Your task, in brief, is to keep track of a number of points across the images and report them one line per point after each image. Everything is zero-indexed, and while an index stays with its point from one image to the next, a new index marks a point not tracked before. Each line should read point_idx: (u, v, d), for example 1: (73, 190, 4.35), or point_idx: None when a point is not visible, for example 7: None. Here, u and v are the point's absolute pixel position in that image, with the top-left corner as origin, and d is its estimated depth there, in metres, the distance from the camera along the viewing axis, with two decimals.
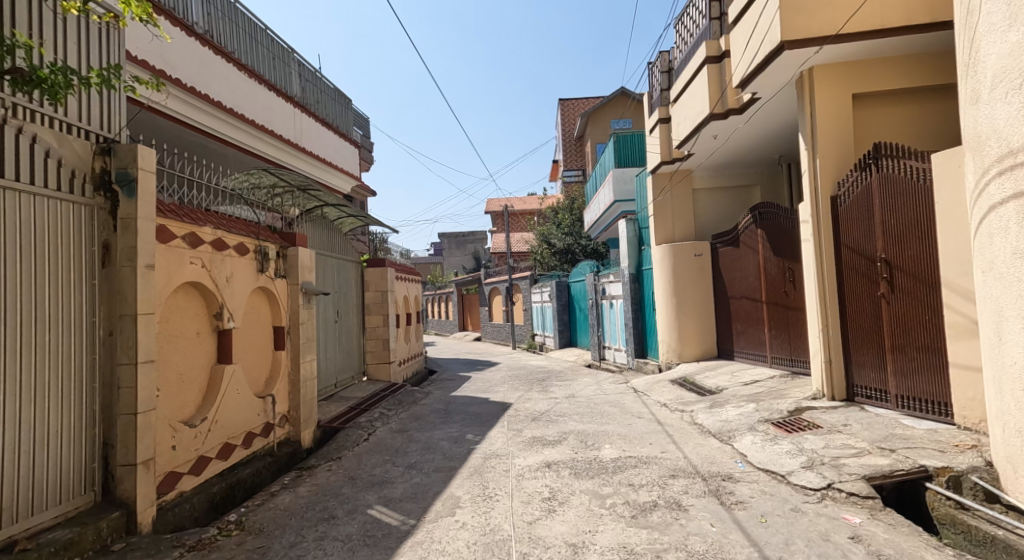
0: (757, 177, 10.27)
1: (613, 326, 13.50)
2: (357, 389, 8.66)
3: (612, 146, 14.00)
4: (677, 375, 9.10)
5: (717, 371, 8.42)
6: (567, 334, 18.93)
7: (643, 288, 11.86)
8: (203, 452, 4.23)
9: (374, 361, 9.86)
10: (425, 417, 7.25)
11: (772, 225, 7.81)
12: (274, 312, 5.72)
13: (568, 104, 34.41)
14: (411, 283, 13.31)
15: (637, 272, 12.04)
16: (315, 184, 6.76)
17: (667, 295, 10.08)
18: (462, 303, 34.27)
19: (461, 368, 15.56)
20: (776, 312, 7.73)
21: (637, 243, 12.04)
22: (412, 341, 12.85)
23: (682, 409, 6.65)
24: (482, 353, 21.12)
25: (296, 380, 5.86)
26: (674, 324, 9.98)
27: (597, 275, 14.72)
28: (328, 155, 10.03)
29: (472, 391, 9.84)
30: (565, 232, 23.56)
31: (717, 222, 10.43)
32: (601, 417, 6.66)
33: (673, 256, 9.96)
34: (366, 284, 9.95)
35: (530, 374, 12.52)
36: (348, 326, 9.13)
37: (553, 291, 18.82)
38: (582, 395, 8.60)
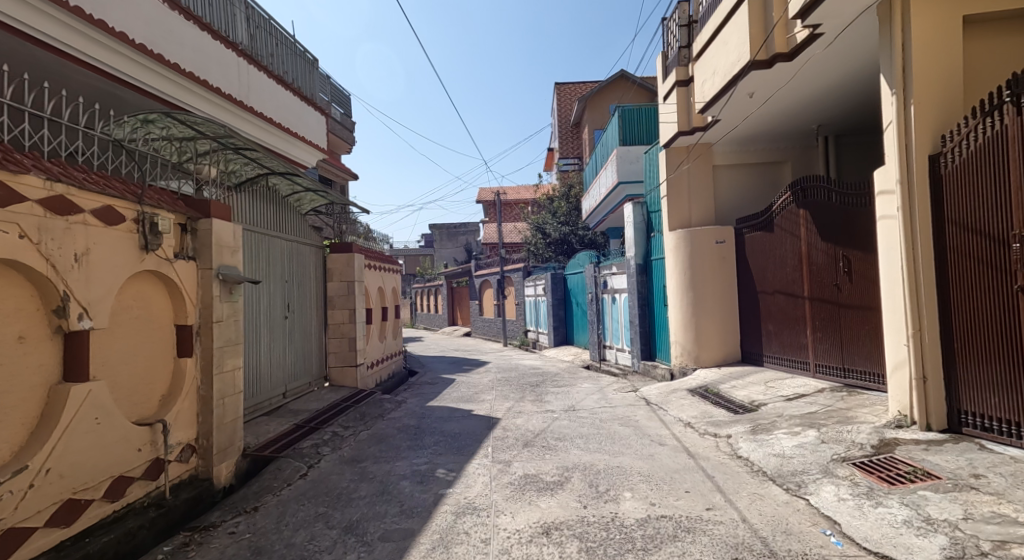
0: (788, 152, 8.88)
1: (615, 323, 12.11)
2: (313, 399, 7.18)
3: (616, 122, 12.53)
4: (695, 383, 7.71)
5: (745, 380, 7.05)
6: (562, 331, 17.52)
7: (651, 280, 10.48)
8: (15, 522, 2.74)
9: (339, 364, 8.39)
10: (390, 438, 5.79)
11: (818, 203, 6.43)
12: (176, 304, 4.24)
13: (566, 90, 32.91)
14: (389, 273, 11.83)
15: (645, 262, 10.65)
16: (248, 142, 5.28)
17: (682, 289, 8.71)
18: (451, 297, 32.85)
19: (446, 367, 14.11)
20: (823, 310, 6.35)
21: (645, 230, 10.64)
22: (389, 339, 11.38)
23: (714, 434, 5.24)
24: (471, 351, 19.69)
25: (207, 397, 4.39)
26: (690, 323, 8.62)
27: (598, 266, 13.30)
28: (284, 118, 8.53)
29: (454, 400, 8.40)
30: (561, 222, 22.08)
31: (740, 204, 9.03)
32: (612, 442, 5.24)
33: (690, 243, 8.57)
34: (329, 273, 8.47)
35: (522, 377, 11.09)
36: (304, 322, 7.65)
37: (548, 284, 17.37)
38: (584, 407, 7.20)
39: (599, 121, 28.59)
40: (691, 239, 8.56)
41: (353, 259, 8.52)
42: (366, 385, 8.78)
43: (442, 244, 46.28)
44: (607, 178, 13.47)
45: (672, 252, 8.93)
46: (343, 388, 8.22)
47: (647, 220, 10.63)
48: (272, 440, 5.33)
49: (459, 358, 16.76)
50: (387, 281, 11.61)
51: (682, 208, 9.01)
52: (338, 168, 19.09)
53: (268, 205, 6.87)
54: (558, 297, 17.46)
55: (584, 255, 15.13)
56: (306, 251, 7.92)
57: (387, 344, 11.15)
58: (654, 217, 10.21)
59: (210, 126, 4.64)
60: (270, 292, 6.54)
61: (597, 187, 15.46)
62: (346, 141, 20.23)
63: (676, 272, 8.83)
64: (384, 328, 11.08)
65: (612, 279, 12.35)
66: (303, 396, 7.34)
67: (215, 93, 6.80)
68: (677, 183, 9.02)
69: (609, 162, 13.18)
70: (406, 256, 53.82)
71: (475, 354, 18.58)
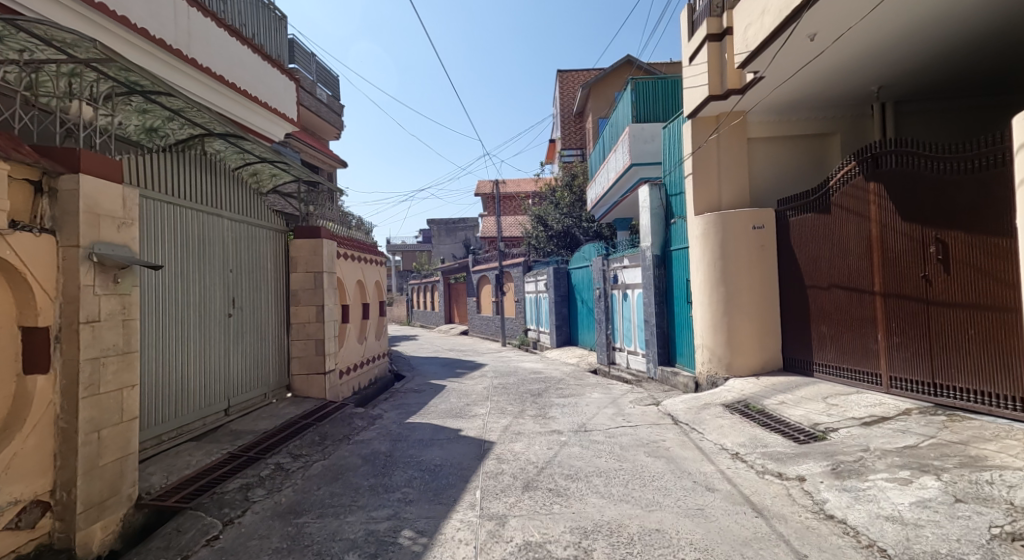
0: (837, 122, 7.55)
1: (627, 322, 10.81)
2: (265, 416, 5.84)
3: (629, 97, 11.19)
4: (731, 397, 6.38)
5: (797, 397, 5.72)
6: (566, 330, 16.20)
7: (670, 273, 9.19)
8: None
9: (303, 371, 7.06)
10: (349, 474, 4.46)
11: (896, 174, 5.13)
12: (17, 295, 2.91)
13: (568, 77, 31.57)
14: (373, 265, 10.51)
15: (663, 253, 9.36)
16: (158, 83, 3.97)
17: (712, 282, 7.40)
18: (449, 293, 31.59)
19: (438, 370, 12.79)
20: (904, 308, 5.04)
21: (663, 216, 9.33)
22: (371, 339, 10.08)
23: (779, 474, 3.92)
24: (468, 351, 18.40)
25: (68, 431, 3.03)
26: (721, 323, 7.30)
27: (607, 258, 11.96)
28: (238, 79, 7.22)
29: (441, 414, 7.07)
30: (564, 213, 20.74)
31: (778, 183, 7.71)
32: (641, 485, 3.92)
33: (721, 228, 7.25)
34: (293, 261, 7.14)
35: (522, 384, 9.77)
36: (258, 320, 6.33)
37: (551, 279, 16.05)
38: (597, 427, 5.87)
39: (603, 109, 27.26)
40: (723, 223, 7.25)
41: (322, 245, 7.20)
42: (337, 396, 7.46)
43: (440, 239, 44.93)
44: (618, 161, 12.13)
45: (699, 239, 7.62)
46: (307, 400, 6.88)
47: (667, 206, 9.33)
48: (186, 481, 3.98)
49: (452, 360, 15.44)
50: (369, 274, 10.27)
51: (711, 186, 7.70)
52: (325, 153, 17.80)
53: (205, 174, 5.54)
54: (561, 293, 16.15)
55: (590, 247, 13.79)
56: (262, 233, 6.61)
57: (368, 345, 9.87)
58: (675, 202, 8.92)
59: (85, 48, 3.31)
60: (203, 282, 5.23)
61: (606, 173, 14.11)
62: (334, 126, 18.92)
63: (704, 263, 7.51)
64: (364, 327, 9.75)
65: (623, 272, 11.02)
66: (253, 411, 6.02)
67: (141, 37, 5.52)
68: (705, 158, 7.70)
69: (620, 143, 11.83)
70: (404, 251, 52.50)
71: (472, 355, 17.28)
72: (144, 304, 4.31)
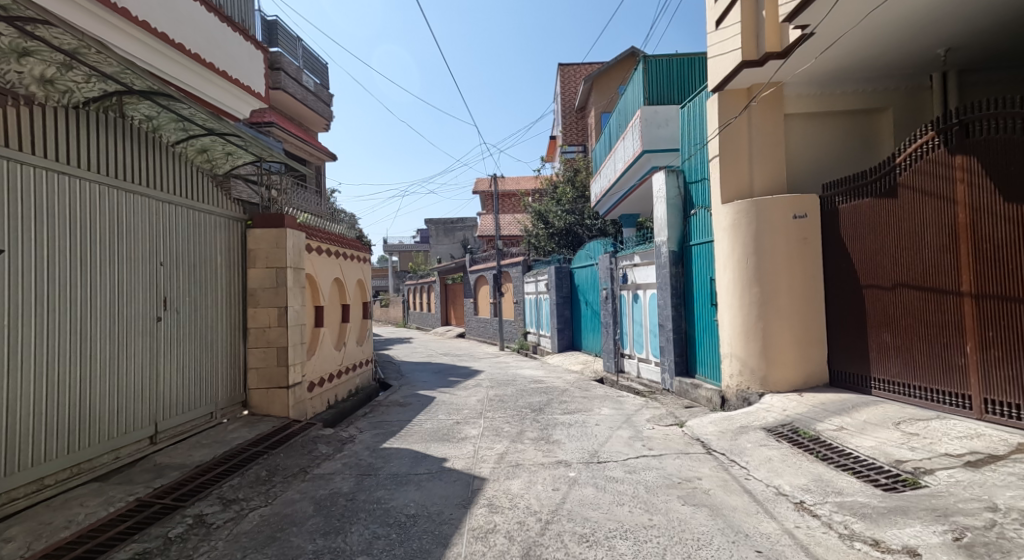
0: (889, 96, 6.49)
1: (638, 326, 9.75)
2: (205, 443, 4.75)
3: (640, 76, 10.14)
4: (773, 419, 5.30)
5: (860, 421, 4.65)
6: (568, 334, 15.15)
7: (688, 271, 8.15)
8: None
9: (263, 385, 5.98)
10: (293, 530, 3.38)
11: (995, 145, 4.08)
12: None
13: (569, 71, 30.55)
14: (354, 261, 9.43)
15: (680, 249, 8.32)
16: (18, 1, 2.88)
17: (744, 281, 6.34)
18: (445, 294, 30.56)
19: (429, 379, 11.72)
20: (1007, 314, 4.00)
21: (682, 207, 8.28)
22: (351, 344, 9.01)
23: (875, 541, 2.85)
24: (464, 355, 17.35)
25: None
26: (754, 328, 6.24)
27: (615, 256, 10.90)
28: (190, 40, 6.20)
29: (425, 436, 5.99)
30: (565, 210, 19.71)
31: (819, 166, 6.65)
32: (686, 557, 2.85)
33: (757, 219, 6.20)
34: (251, 255, 6.06)
35: (521, 396, 8.71)
36: (202, 323, 5.25)
37: (552, 279, 15.01)
38: (613, 458, 4.80)
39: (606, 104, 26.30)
40: (758, 212, 6.20)
41: (286, 236, 6.12)
42: (304, 413, 6.38)
43: (438, 239, 43.89)
44: (627, 149, 11.07)
45: (728, 231, 6.56)
46: (265, 419, 5.78)
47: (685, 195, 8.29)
48: (56, 549, 2.86)
49: (447, 366, 14.38)
50: (351, 272, 9.19)
51: (741, 170, 6.65)
52: (311, 145, 16.76)
53: (126, 143, 4.46)
54: (563, 295, 15.10)
55: (596, 244, 12.73)
56: (210, 221, 5.55)
57: (348, 352, 8.79)
58: (696, 190, 7.88)
59: None
60: (114, 277, 4.15)
61: (612, 164, 13.06)
62: (322, 116, 17.88)
63: (735, 259, 6.45)
64: (341, 331, 8.68)
65: (634, 271, 9.95)
66: (190, 436, 4.93)
67: None
68: (735, 137, 6.65)
69: (629, 128, 10.79)
70: (400, 252, 51.44)
71: (468, 360, 16.22)
72: (1, 300, 3.25)
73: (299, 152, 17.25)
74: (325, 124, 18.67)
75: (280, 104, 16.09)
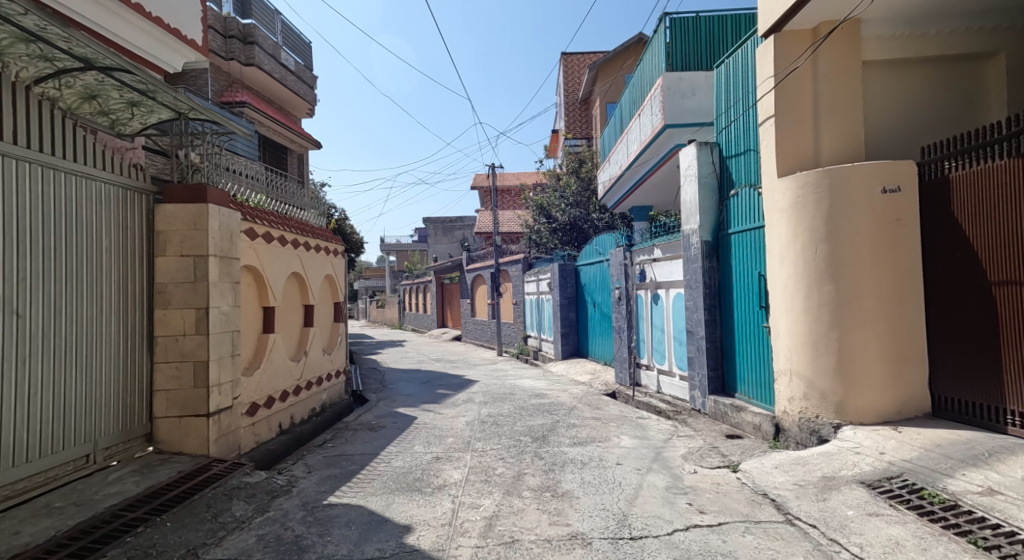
0: (1000, 37, 5.00)
1: (659, 332, 8.32)
2: (52, 510, 3.23)
3: (660, 40, 8.66)
4: (872, 467, 3.80)
5: (1021, 482, 3.14)
6: (573, 339, 13.67)
7: (725, 265, 6.68)
8: None
9: (175, 414, 4.47)
10: None
11: None
12: None
13: (573, 60, 29.05)
14: (323, 254, 7.95)
15: (715, 238, 6.84)
16: None
17: (812, 278, 4.85)
18: (441, 294, 29.05)
19: (415, 390, 10.23)
20: None
21: (717, 188, 6.79)
22: (317, 352, 7.54)
23: None
24: (459, 361, 15.83)
25: None
26: (827, 339, 4.75)
27: (630, 249, 9.40)
28: None
29: (391, 483, 4.48)
30: (569, 203, 18.23)
31: (906, 130, 5.16)
32: None
33: (832, 195, 4.70)
34: (160, 239, 4.56)
35: (519, 417, 7.19)
36: (68, 331, 3.74)
37: (556, 278, 13.57)
38: (652, 531, 3.30)
39: (611, 93, 25.01)
40: (832, 188, 4.71)
41: (209, 216, 4.61)
42: (236, 446, 4.90)
43: (437, 238, 42.42)
44: (644, 127, 9.61)
45: (788, 213, 5.08)
46: (172, 461, 4.28)
47: (720, 173, 6.81)
48: None
49: (437, 374, 12.91)
50: (318, 266, 7.69)
51: (805, 134, 5.18)
52: (291, 129, 15.34)
53: None
54: (568, 295, 13.65)
55: (605, 237, 11.27)
56: (95, 190, 4.07)
57: (312, 362, 7.32)
58: (737, 165, 6.41)
59: None
60: None
61: (624, 147, 11.58)
62: (305, 99, 16.46)
63: (799, 248, 4.96)
64: (302, 336, 7.20)
65: (654, 267, 8.47)
66: (40, 495, 3.43)
67: None
68: (796, 91, 5.18)
69: (646, 102, 9.32)
70: (396, 251, 49.99)
71: (461, 366, 14.74)
72: None
73: (279, 138, 15.83)
74: (309, 109, 17.26)
75: (257, 84, 14.68)
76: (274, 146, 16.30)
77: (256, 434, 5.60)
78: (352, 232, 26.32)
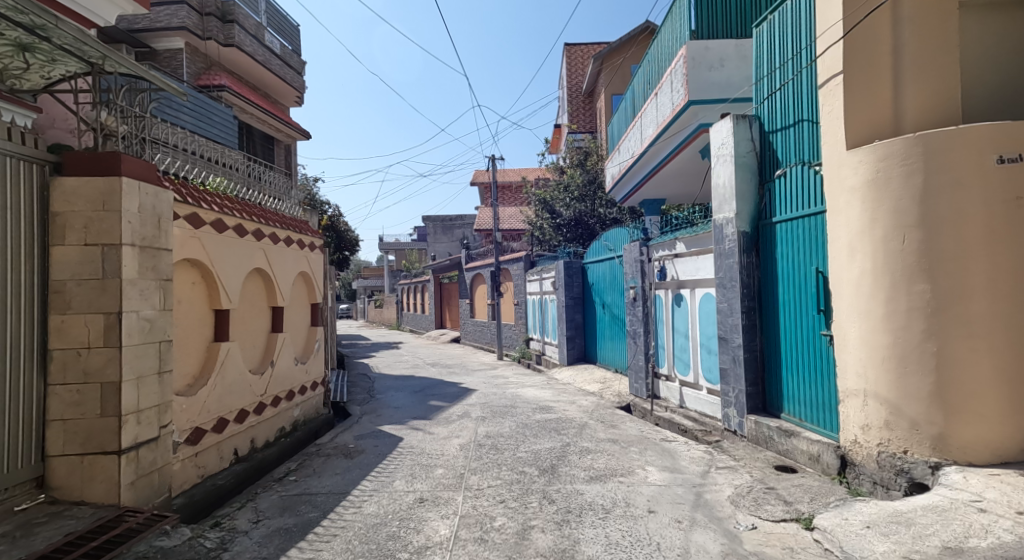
0: None
1: (683, 338, 7.30)
2: None
3: (682, 5, 7.62)
4: (1014, 536, 2.74)
5: None
6: (579, 343, 12.63)
7: (767, 260, 5.65)
8: None
9: (76, 451, 3.43)
10: None
11: None
12: None
13: (576, 52, 28.01)
14: (297, 248, 6.92)
15: (754, 229, 5.79)
16: None
17: (899, 275, 3.81)
18: (440, 294, 28.06)
19: (406, 402, 9.20)
20: None
21: (756, 169, 5.75)
22: (289, 360, 6.53)
23: None
24: (456, 366, 14.81)
25: None
26: (920, 354, 3.71)
27: (646, 244, 8.36)
28: None
29: (356, 542, 3.45)
30: (573, 198, 17.22)
31: (1009, 91, 4.12)
32: None
33: (928, 170, 3.67)
34: (58, 224, 3.50)
35: (523, 439, 6.18)
36: None
37: (561, 277, 12.56)
38: None
39: (616, 84, 23.97)
40: (928, 160, 3.68)
41: (124, 194, 3.57)
42: (166, 488, 3.86)
43: (437, 237, 41.34)
44: (663, 106, 8.56)
45: (865, 193, 4.03)
46: (64, 517, 3.23)
47: (760, 151, 5.77)
48: None
49: (432, 381, 11.89)
50: (289, 260, 6.65)
51: (882, 96, 4.14)
52: (276, 117, 14.36)
53: None
54: (574, 296, 12.61)
55: (618, 231, 10.24)
56: None
57: (281, 372, 6.29)
58: (783, 141, 5.36)
59: None
60: None
61: (637, 131, 10.53)
62: (292, 85, 15.48)
63: (880, 238, 3.92)
64: (269, 343, 6.18)
65: (676, 263, 7.45)
66: None
67: None
68: (870, 42, 4.15)
69: (666, 77, 8.28)
70: (394, 249, 48.99)
71: (459, 372, 13.71)
72: None
73: (263, 126, 14.86)
74: (297, 97, 16.27)
75: (238, 68, 13.69)
76: (259, 135, 15.33)
77: (200, 466, 4.57)
78: (346, 229, 25.31)
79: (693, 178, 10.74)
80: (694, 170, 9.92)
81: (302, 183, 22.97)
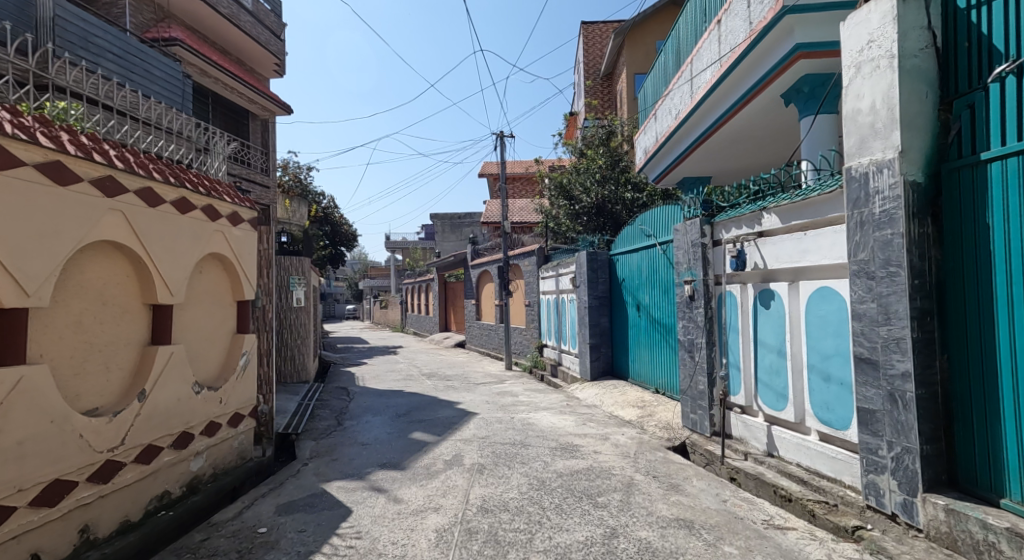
0: None
1: (775, 356, 4.98)
2: None
3: None
4: None
5: None
6: (606, 353, 10.30)
7: (960, 231, 3.32)
8: None
9: None
10: None
11: None
12: None
13: (593, 30, 25.59)
14: (201, 219, 4.64)
15: (930, 180, 3.44)
16: None
17: None
18: (445, 294, 25.84)
19: (381, 434, 6.95)
20: None
21: (940, 79, 3.42)
22: (183, 386, 4.32)
23: None
24: (457, 378, 12.56)
25: None
26: None
27: (710, 223, 6.05)
28: None
29: None
30: (595, 182, 14.86)
31: None
32: None
33: None
34: None
35: (541, 520, 3.90)
36: None
37: (584, 272, 10.28)
38: None
39: (639, 62, 21.56)
40: None
41: None
42: None
43: (443, 235, 39.07)
44: (737, 29, 6.20)
45: None
46: None
47: (940, 47, 3.44)
48: None
49: (424, 400, 9.65)
50: (190, 237, 4.47)
51: None
52: (245, 82, 12.29)
53: None
54: (599, 296, 10.31)
55: (667, 208, 7.93)
56: None
57: (162, 408, 4.08)
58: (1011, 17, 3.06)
59: None
60: None
61: (686, 81, 8.20)
62: (268, 48, 13.38)
63: None
64: (141, 362, 3.98)
65: (763, 247, 5.14)
66: None
67: None
68: None
69: None
70: (399, 248, 47.03)
71: (459, 386, 11.45)
72: None
73: (233, 97, 12.88)
74: (276, 66, 14.19)
75: (196, 21, 11.61)
76: (230, 108, 13.39)
77: None
78: (342, 222, 23.17)
79: (761, 142, 8.32)
80: (765, 128, 7.54)
81: (292, 171, 20.92)
